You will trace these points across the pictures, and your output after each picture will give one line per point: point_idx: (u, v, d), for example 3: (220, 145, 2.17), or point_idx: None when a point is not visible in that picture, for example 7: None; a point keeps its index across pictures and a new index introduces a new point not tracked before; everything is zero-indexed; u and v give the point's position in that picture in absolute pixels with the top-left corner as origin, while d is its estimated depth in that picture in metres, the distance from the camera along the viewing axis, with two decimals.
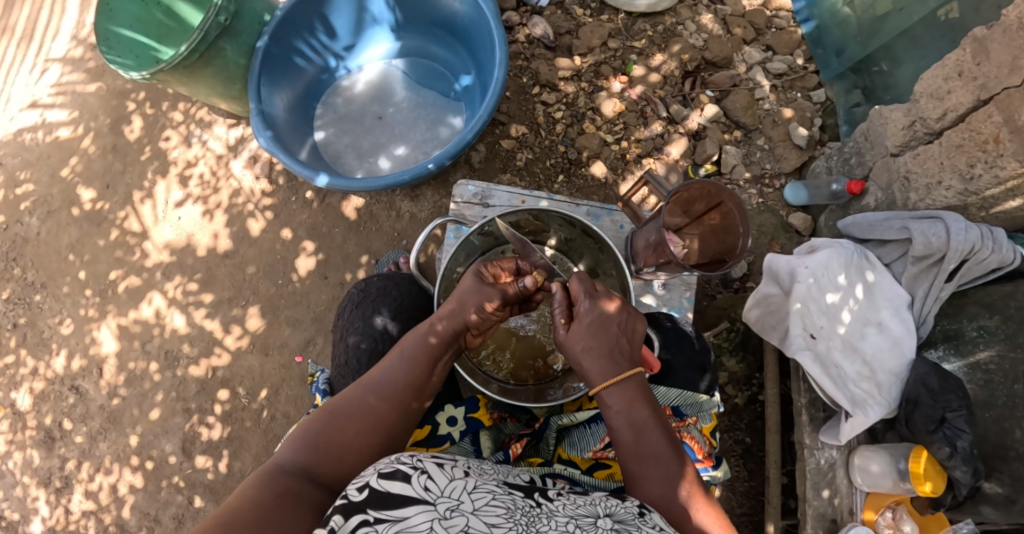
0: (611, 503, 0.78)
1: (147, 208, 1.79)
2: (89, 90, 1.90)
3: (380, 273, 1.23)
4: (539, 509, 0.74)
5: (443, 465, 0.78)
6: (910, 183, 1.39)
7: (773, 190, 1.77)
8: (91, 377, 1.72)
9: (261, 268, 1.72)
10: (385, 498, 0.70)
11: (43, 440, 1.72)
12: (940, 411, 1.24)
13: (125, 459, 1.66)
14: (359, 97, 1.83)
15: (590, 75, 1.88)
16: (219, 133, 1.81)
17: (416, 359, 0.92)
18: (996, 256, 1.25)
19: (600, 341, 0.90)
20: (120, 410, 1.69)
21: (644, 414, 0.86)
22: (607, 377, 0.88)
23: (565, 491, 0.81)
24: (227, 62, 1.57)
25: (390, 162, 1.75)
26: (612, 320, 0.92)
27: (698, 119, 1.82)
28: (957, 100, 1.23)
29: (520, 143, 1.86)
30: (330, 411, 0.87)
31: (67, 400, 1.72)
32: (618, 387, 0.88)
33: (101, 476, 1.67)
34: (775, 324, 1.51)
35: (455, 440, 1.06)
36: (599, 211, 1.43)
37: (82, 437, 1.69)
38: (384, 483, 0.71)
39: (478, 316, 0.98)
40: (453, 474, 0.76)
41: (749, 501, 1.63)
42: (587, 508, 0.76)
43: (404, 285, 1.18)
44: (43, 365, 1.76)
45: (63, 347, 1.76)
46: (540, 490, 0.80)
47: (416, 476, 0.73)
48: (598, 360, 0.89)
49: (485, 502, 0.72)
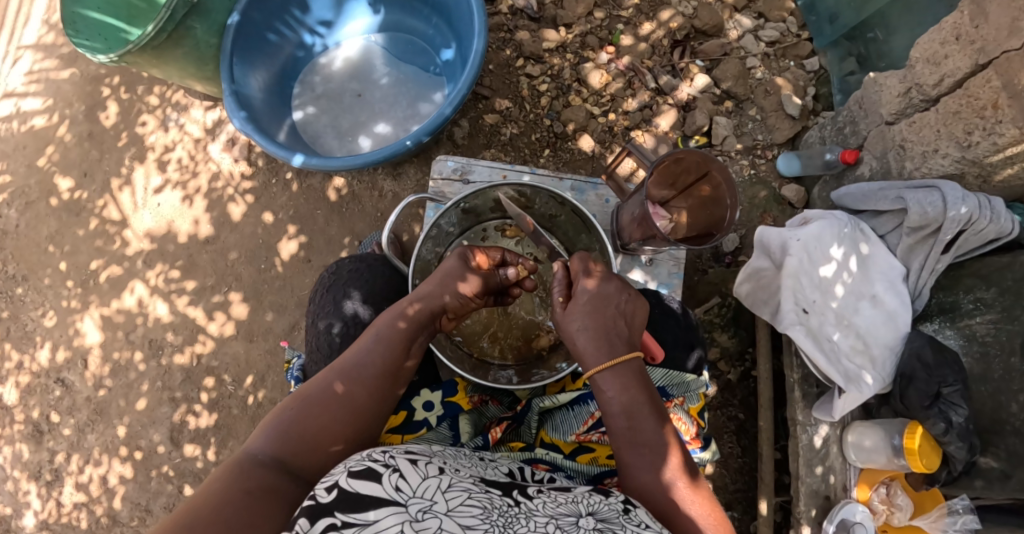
0: (594, 499, 0.76)
1: (126, 196, 1.76)
2: (63, 77, 1.86)
3: (351, 254, 1.19)
4: (516, 509, 0.72)
5: (417, 461, 0.76)
6: (905, 151, 1.35)
7: (765, 161, 1.72)
8: (76, 369, 1.71)
9: (244, 254, 1.70)
10: (354, 498, 0.66)
11: (32, 433, 1.72)
12: (936, 386, 1.21)
13: (114, 450, 1.66)
14: (338, 75, 1.78)
15: (575, 46, 1.82)
16: (196, 116, 1.76)
17: (392, 343, 0.90)
18: (994, 226, 1.22)
19: (598, 322, 0.88)
20: (106, 402, 1.69)
21: (641, 400, 0.84)
22: (603, 360, 0.86)
23: (546, 488, 0.80)
24: (198, 42, 1.52)
25: (371, 141, 1.71)
26: (610, 300, 0.90)
27: (687, 90, 1.77)
28: (955, 65, 1.18)
29: (505, 118, 1.81)
30: (304, 396, 0.85)
31: (53, 393, 1.72)
32: (614, 371, 0.85)
33: (90, 468, 1.67)
34: (767, 299, 1.46)
35: (432, 425, 1.05)
36: (583, 185, 1.40)
37: (70, 429, 1.69)
38: (354, 482, 0.68)
39: (455, 301, 0.97)
40: (427, 472, 0.74)
41: (743, 477, 1.63)
42: (568, 506, 0.74)
43: (377, 266, 1.15)
44: (28, 358, 1.75)
45: (47, 340, 1.75)
46: (519, 488, 0.78)
47: (387, 475, 0.70)
48: (595, 342, 0.87)
49: (459, 502, 0.70)
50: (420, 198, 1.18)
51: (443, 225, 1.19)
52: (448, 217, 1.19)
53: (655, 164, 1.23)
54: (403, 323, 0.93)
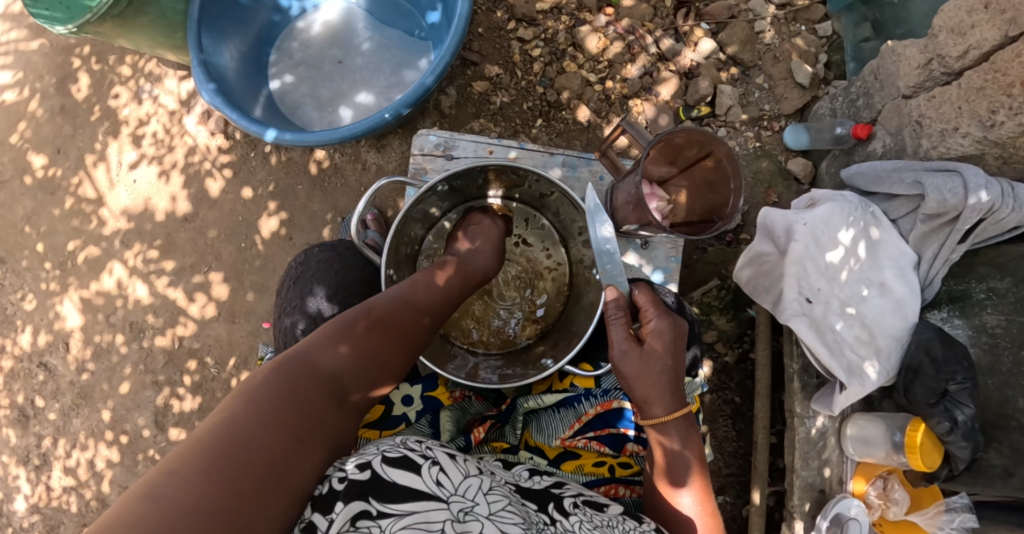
0: (628, 525, 0.78)
1: (101, 172, 1.70)
2: (31, 48, 1.77)
3: (321, 242, 1.13)
4: (552, 527, 0.74)
5: (455, 457, 0.74)
6: (922, 128, 1.23)
7: (772, 132, 1.62)
8: (59, 353, 1.70)
9: (223, 232, 1.65)
10: (393, 487, 0.64)
11: (18, 419, 1.72)
12: (943, 384, 1.15)
13: (100, 434, 1.66)
14: (317, 41, 1.67)
15: (571, 7, 1.70)
16: (171, 87, 1.68)
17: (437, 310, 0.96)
18: (1016, 216, 1.13)
19: (667, 369, 0.89)
20: (90, 386, 1.67)
21: (694, 452, 0.86)
22: (671, 408, 0.87)
23: (580, 502, 0.81)
24: (162, 8, 1.43)
25: (353, 112, 1.63)
26: (678, 344, 0.92)
27: (691, 56, 1.66)
28: (981, 35, 1.09)
29: (495, 86, 1.71)
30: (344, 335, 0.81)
31: (37, 378, 1.71)
32: (678, 420, 0.87)
33: (78, 452, 1.68)
34: (768, 286, 1.40)
35: (410, 421, 1.01)
36: (575, 161, 1.32)
37: (55, 414, 1.69)
38: (392, 470, 0.66)
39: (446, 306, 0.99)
40: (467, 471, 0.73)
41: (737, 461, 1.61)
42: (605, 530, 0.75)
43: (348, 255, 1.10)
44: (10, 342, 1.74)
45: (28, 324, 1.73)
46: (554, 500, 0.80)
47: (427, 468, 0.68)
48: (667, 388, 0.88)
49: (500, 507, 0.70)
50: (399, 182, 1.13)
51: (423, 208, 1.14)
52: (430, 198, 1.13)
53: (649, 143, 1.16)
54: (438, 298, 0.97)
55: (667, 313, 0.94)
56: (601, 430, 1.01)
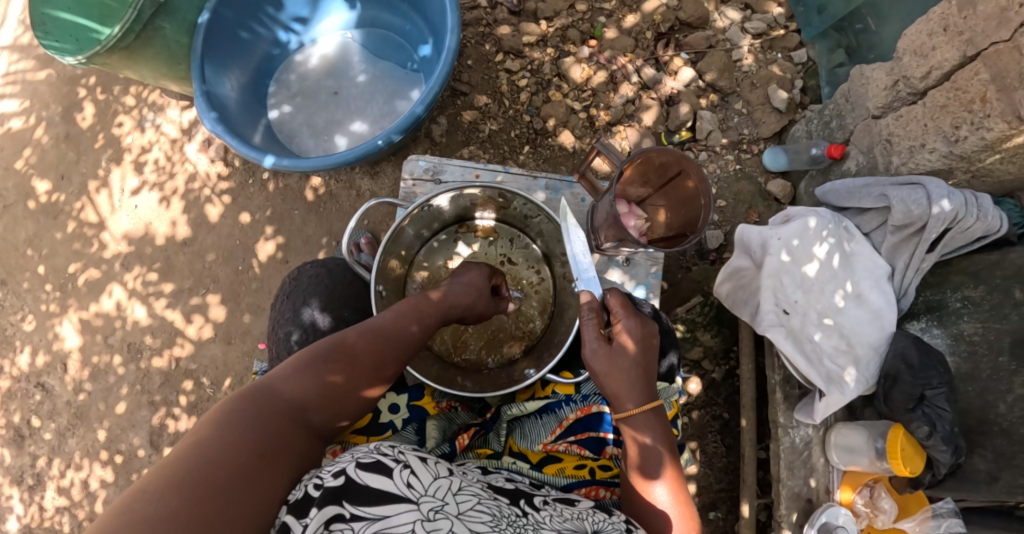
0: (598, 518, 0.78)
1: (103, 198, 1.74)
2: (39, 78, 1.83)
3: (313, 258, 1.16)
4: (525, 520, 0.73)
5: (426, 460, 0.74)
6: (892, 146, 1.31)
7: (751, 155, 1.69)
8: (56, 373, 1.71)
9: (221, 255, 1.69)
10: (364, 491, 0.64)
11: (13, 438, 1.72)
12: (920, 389, 1.19)
13: (95, 454, 1.66)
14: (314, 73, 1.74)
15: (556, 40, 1.78)
16: (173, 116, 1.74)
17: (426, 325, 0.94)
18: (981, 224, 1.19)
19: (635, 367, 0.91)
20: (86, 406, 1.68)
21: (664, 445, 0.88)
22: (641, 402, 0.89)
23: (552, 499, 0.82)
24: (167, 41, 1.49)
25: (347, 140, 1.69)
26: (647, 345, 0.95)
27: (672, 84, 1.73)
28: (942, 56, 1.14)
29: (484, 114, 1.77)
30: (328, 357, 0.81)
31: (34, 398, 1.72)
32: (647, 414, 0.89)
33: (72, 472, 1.68)
34: (746, 299, 1.44)
35: (397, 428, 1.02)
36: (558, 185, 1.36)
37: (51, 434, 1.69)
38: (364, 474, 0.65)
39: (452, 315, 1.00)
40: (436, 471, 0.73)
41: (728, 476, 1.62)
42: (575, 523, 0.75)
43: (338, 271, 1.12)
44: (8, 363, 1.75)
45: (28, 344, 1.74)
46: (526, 498, 0.80)
47: (397, 470, 0.68)
48: (636, 383, 0.90)
49: (469, 507, 0.70)
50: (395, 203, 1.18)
51: (409, 227, 1.18)
52: (419, 215, 1.17)
53: (623, 162, 1.22)
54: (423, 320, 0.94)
55: (637, 315, 0.97)
56: (582, 434, 1.02)
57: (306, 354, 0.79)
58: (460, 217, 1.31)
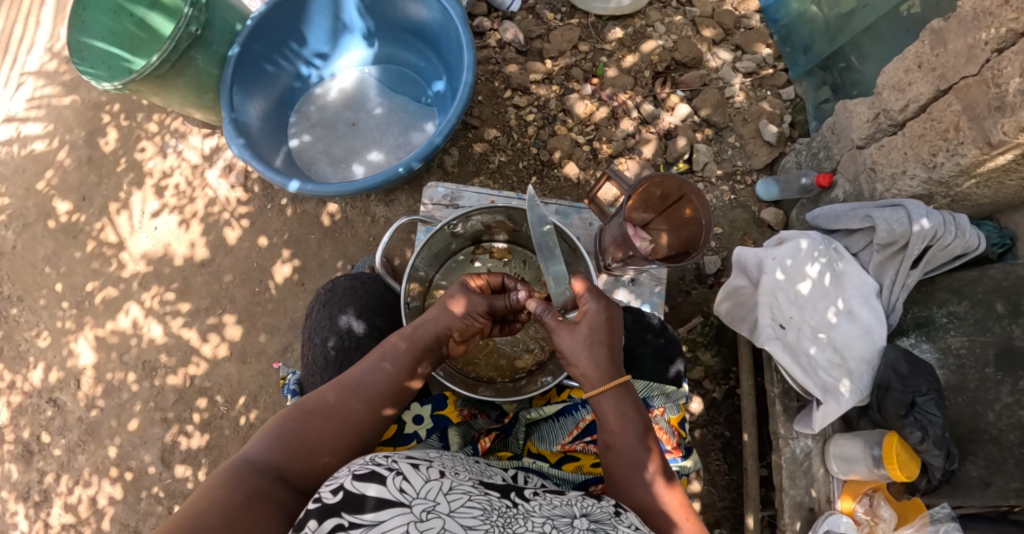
0: (586, 502, 0.80)
1: (123, 219, 1.79)
2: (64, 103, 1.91)
3: (347, 273, 1.22)
4: (515, 509, 0.75)
5: (419, 465, 0.79)
6: (876, 174, 1.41)
7: (745, 186, 1.79)
8: (69, 389, 1.73)
9: (238, 276, 1.73)
10: (360, 501, 0.70)
11: (21, 453, 1.72)
12: (911, 395, 1.25)
13: (105, 470, 1.67)
14: (333, 105, 1.84)
15: (560, 78, 1.90)
16: (195, 142, 1.82)
17: (400, 362, 0.93)
18: (961, 241, 1.28)
19: (599, 348, 0.91)
20: (99, 422, 1.70)
21: (638, 421, 0.89)
22: (608, 380, 0.89)
23: (541, 489, 0.84)
24: (198, 71, 1.60)
25: (365, 168, 1.77)
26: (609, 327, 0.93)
27: (669, 120, 1.84)
28: (918, 91, 1.26)
29: (493, 146, 1.87)
30: (306, 410, 0.87)
31: (45, 413, 1.73)
32: (616, 391, 0.89)
33: (81, 488, 1.68)
34: (744, 315, 1.50)
35: (422, 437, 1.04)
36: (567, 210, 1.42)
37: (61, 450, 1.70)
38: (360, 486, 0.71)
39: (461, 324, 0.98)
40: (428, 475, 0.77)
41: (730, 494, 1.63)
42: (564, 508, 0.78)
43: (371, 284, 1.18)
44: (20, 379, 1.76)
45: (41, 360, 1.76)
46: (517, 489, 0.82)
47: (391, 479, 0.73)
48: (602, 363, 0.90)
49: (460, 504, 0.73)
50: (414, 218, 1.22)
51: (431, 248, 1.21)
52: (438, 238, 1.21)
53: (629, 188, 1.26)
54: (395, 358, 0.94)
55: (597, 298, 0.95)
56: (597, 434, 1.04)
57: (275, 421, 0.86)
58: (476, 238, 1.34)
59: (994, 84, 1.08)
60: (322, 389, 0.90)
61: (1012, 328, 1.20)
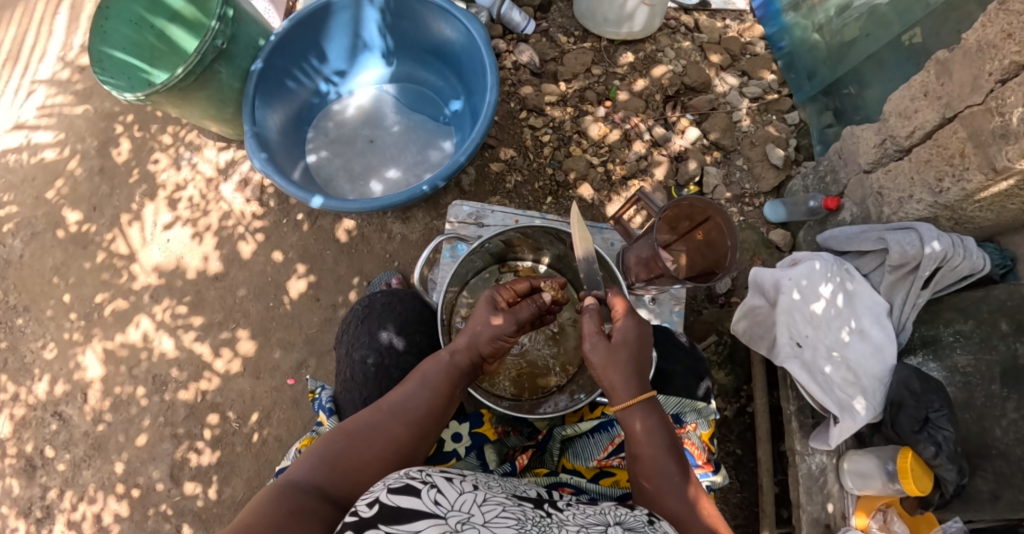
0: (620, 511, 0.74)
1: (134, 231, 1.92)
2: (76, 112, 2.07)
3: (383, 289, 1.23)
4: (549, 520, 0.70)
5: (451, 479, 0.73)
6: (883, 198, 1.46)
7: (753, 208, 1.85)
8: (75, 403, 1.82)
9: (251, 291, 1.85)
10: (394, 514, 0.65)
11: (24, 468, 1.80)
12: (924, 411, 1.24)
13: (111, 487, 1.75)
14: (350, 121, 1.88)
15: (575, 100, 1.95)
16: (209, 155, 1.96)
17: (438, 386, 0.91)
18: (968, 262, 1.31)
19: (630, 360, 0.90)
20: (105, 437, 1.79)
21: (667, 432, 0.87)
22: (637, 392, 0.89)
23: (574, 502, 0.78)
24: (221, 85, 1.62)
25: (382, 185, 1.80)
26: (639, 345, 0.92)
27: (680, 142, 1.90)
28: (923, 118, 1.31)
29: (509, 166, 1.91)
30: (349, 432, 0.84)
31: (49, 427, 1.82)
32: (645, 403, 0.88)
33: (84, 505, 1.75)
34: (762, 334, 1.52)
35: (461, 456, 1.04)
36: (590, 230, 1.42)
37: (64, 465, 1.78)
38: (395, 497, 0.67)
39: (491, 347, 0.95)
40: (462, 487, 0.72)
41: (743, 512, 1.61)
42: (598, 516, 0.72)
43: (409, 301, 1.18)
44: (24, 391, 1.86)
45: (46, 373, 1.86)
46: (549, 501, 0.76)
47: (425, 490, 0.68)
48: (633, 375, 0.89)
49: (495, 514, 0.68)
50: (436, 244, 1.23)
51: (466, 269, 1.19)
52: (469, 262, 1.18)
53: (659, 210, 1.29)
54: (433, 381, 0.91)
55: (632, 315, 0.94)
56: None
57: (317, 442, 0.83)
58: (501, 256, 1.28)
59: (998, 113, 1.12)
60: (364, 411, 0.87)
61: (1017, 346, 1.22)
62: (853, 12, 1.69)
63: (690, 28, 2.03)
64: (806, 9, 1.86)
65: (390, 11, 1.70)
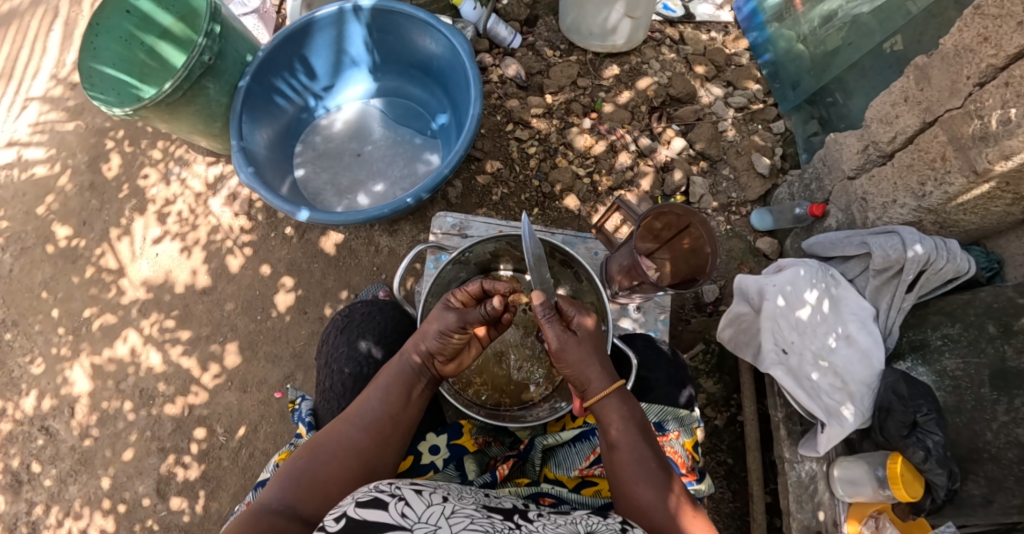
0: (592, 520, 0.73)
1: (124, 246, 1.93)
2: (68, 128, 2.09)
3: (364, 299, 1.23)
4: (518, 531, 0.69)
5: (421, 491, 0.73)
6: (867, 203, 1.45)
7: (740, 216, 1.85)
8: (62, 417, 1.82)
9: (240, 305, 1.85)
10: (360, 526, 0.65)
11: (10, 484, 1.79)
12: (912, 415, 1.21)
13: (97, 502, 1.74)
14: (338, 135, 1.91)
15: (561, 112, 1.97)
16: (199, 171, 1.98)
17: (392, 388, 0.90)
18: (952, 265, 1.29)
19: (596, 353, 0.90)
20: (91, 451, 1.78)
21: (635, 423, 0.87)
22: (604, 386, 0.88)
23: (546, 513, 0.77)
24: (209, 100, 1.64)
25: (369, 198, 1.82)
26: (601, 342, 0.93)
27: (665, 153, 1.91)
28: (905, 123, 1.31)
29: (496, 179, 1.92)
30: (313, 448, 0.85)
31: (35, 441, 1.81)
32: (612, 396, 0.88)
33: (70, 520, 1.74)
34: (748, 341, 1.51)
35: (439, 468, 1.01)
36: (573, 239, 1.43)
37: (51, 480, 1.77)
38: (362, 510, 0.67)
39: (438, 344, 0.92)
40: (431, 500, 0.71)
41: (735, 523, 1.59)
42: (567, 526, 0.70)
43: (389, 310, 1.18)
44: (11, 406, 1.85)
45: (34, 388, 1.86)
46: (520, 514, 0.75)
47: (393, 503, 0.68)
48: (597, 368, 0.89)
49: (462, 526, 0.67)
50: (421, 248, 1.19)
51: (448, 277, 1.17)
52: (452, 270, 1.16)
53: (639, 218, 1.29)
54: (389, 388, 0.90)
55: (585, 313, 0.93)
56: None
57: (285, 464, 0.84)
58: (485, 266, 1.25)
59: (977, 116, 1.13)
60: (326, 426, 0.88)
61: (1005, 348, 1.20)
62: (835, 22, 1.72)
63: (674, 40, 2.05)
64: (789, 19, 1.89)
65: (375, 26, 1.72)
